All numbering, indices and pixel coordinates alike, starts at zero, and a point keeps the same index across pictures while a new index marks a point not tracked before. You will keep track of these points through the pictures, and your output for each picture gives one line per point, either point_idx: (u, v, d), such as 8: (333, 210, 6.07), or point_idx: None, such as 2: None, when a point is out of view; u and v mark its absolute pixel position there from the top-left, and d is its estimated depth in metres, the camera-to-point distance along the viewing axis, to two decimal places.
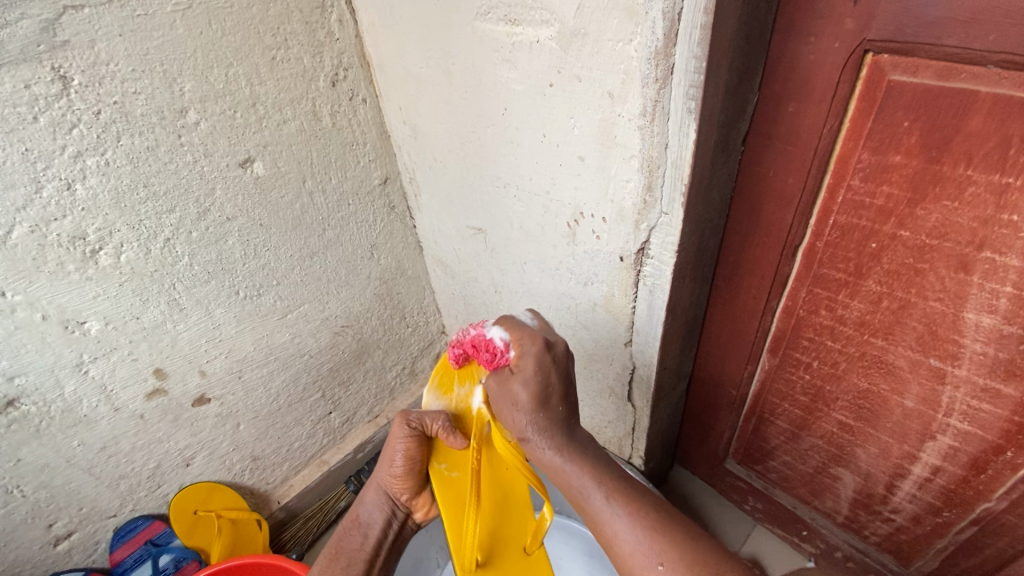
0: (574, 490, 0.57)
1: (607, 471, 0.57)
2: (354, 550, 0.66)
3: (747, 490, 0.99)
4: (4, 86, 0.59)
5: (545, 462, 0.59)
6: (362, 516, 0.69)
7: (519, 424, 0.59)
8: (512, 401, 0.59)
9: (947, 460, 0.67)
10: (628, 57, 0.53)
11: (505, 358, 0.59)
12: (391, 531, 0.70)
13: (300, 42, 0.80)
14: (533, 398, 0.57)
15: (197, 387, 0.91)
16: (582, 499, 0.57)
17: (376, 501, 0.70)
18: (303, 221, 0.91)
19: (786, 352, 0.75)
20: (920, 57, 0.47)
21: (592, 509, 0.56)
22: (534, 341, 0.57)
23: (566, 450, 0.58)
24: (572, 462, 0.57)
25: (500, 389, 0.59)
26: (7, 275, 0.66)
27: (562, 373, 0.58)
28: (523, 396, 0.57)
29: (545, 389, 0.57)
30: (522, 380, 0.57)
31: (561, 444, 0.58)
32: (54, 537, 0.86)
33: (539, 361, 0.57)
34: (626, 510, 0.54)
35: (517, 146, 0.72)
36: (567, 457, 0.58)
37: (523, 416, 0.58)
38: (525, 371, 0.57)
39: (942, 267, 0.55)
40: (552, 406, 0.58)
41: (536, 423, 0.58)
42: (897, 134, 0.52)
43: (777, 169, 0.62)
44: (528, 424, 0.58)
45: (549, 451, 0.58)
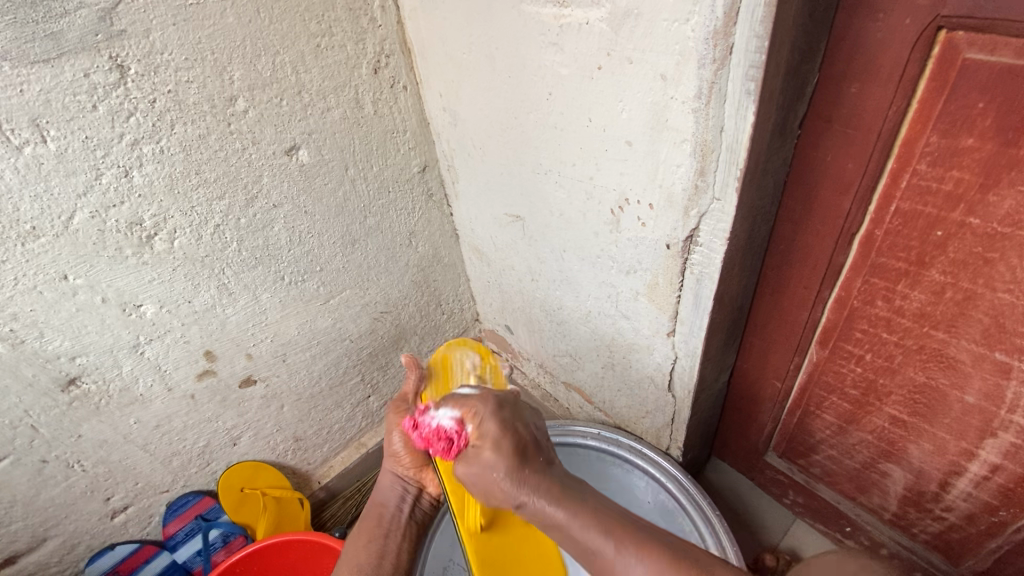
0: (584, 548, 0.49)
1: (608, 514, 0.51)
2: (375, 528, 0.69)
3: (787, 484, 0.97)
4: (65, 75, 0.61)
5: (543, 519, 0.52)
6: (379, 498, 0.72)
7: (504, 488, 0.53)
8: (487, 464, 0.54)
9: (1008, 458, 0.64)
10: (684, 37, 0.51)
11: (463, 440, 0.58)
12: (408, 508, 0.72)
13: (344, 29, 0.80)
14: (510, 457, 0.54)
15: (244, 369, 0.93)
16: (594, 557, 0.49)
17: (389, 482, 0.73)
18: (345, 208, 0.92)
19: (837, 344, 0.73)
20: (999, 34, 0.45)
21: (603, 562, 0.48)
22: (487, 403, 0.59)
23: (563, 500, 0.51)
24: (569, 510, 0.50)
25: (473, 464, 0.56)
26: (71, 259, 0.69)
27: (524, 428, 0.58)
28: (499, 465, 0.53)
29: (519, 446, 0.55)
30: (490, 443, 0.55)
31: (554, 497, 0.52)
32: (111, 509, 0.90)
33: (498, 418, 0.57)
34: (637, 553, 0.47)
35: (560, 132, 0.71)
36: (563, 507, 0.51)
37: (505, 476, 0.53)
38: (488, 437, 0.56)
39: (1014, 257, 0.53)
40: (531, 461, 0.54)
41: (524, 487, 0.52)
42: (971, 115, 0.49)
43: (836, 153, 0.59)
44: (517, 487, 0.52)
45: (545, 506, 0.51)
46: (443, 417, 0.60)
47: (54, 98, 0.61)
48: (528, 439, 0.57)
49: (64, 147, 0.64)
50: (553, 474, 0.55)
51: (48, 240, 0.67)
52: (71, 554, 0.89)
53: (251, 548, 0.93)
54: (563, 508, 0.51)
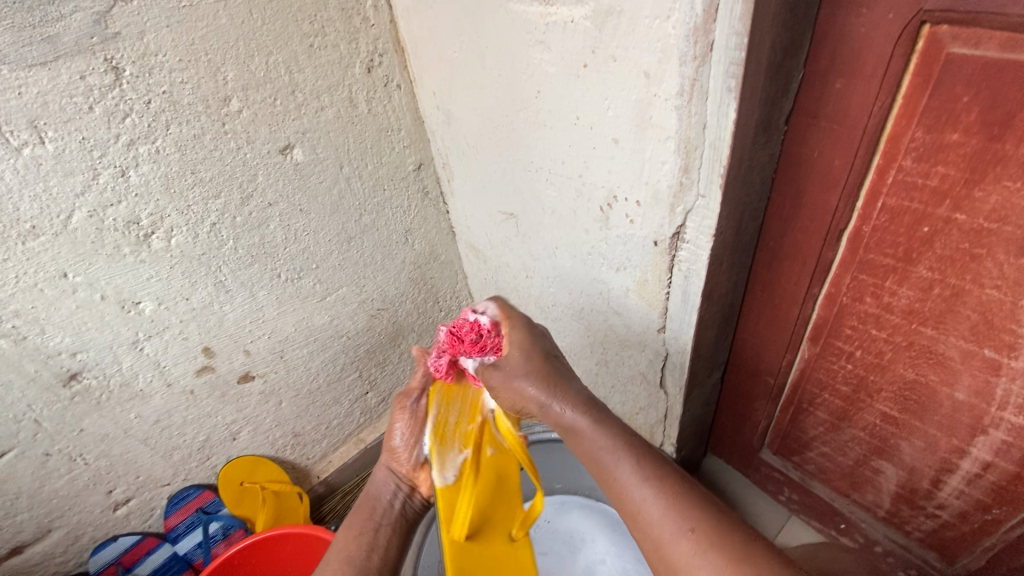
0: (593, 455, 0.53)
1: (627, 434, 0.54)
2: (364, 521, 0.64)
3: (782, 480, 0.97)
4: (61, 77, 0.63)
5: (563, 427, 0.56)
6: (372, 491, 0.67)
7: (531, 395, 0.58)
8: (515, 380, 0.59)
9: (1000, 455, 0.64)
10: (665, 34, 0.51)
11: (494, 349, 0.62)
12: (401, 504, 0.66)
13: (337, 29, 0.81)
14: (543, 369, 0.58)
15: (242, 365, 0.95)
16: (601, 465, 0.53)
17: (384, 477, 0.68)
18: (340, 206, 0.93)
19: (827, 341, 0.73)
20: (983, 28, 0.44)
21: (609, 473, 0.52)
22: (520, 326, 0.64)
23: (586, 413, 0.55)
24: (591, 422, 0.55)
25: (505, 376, 0.60)
26: (70, 258, 0.71)
27: (556, 356, 0.61)
28: (530, 376, 0.58)
29: (550, 365, 0.59)
30: (518, 364, 0.59)
31: (580, 405, 0.56)
32: (114, 502, 0.92)
33: (531, 344, 0.61)
34: (637, 471, 0.50)
35: (549, 130, 0.72)
36: (586, 416, 0.55)
37: (531, 391, 0.58)
38: (516, 358, 0.60)
39: (1000, 253, 0.52)
40: (560, 377, 0.58)
41: (554, 394, 0.57)
42: (955, 110, 0.49)
43: (823, 149, 0.59)
44: (544, 394, 0.57)
45: (566, 415, 0.56)
46: (481, 317, 0.66)
47: (50, 99, 0.63)
48: (560, 360, 0.61)
49: (61, 148, 0.65)
50: (583, 391, 0.58)
51: (47, 239, 0.68)
52: (75, 545, 0.91)
53: (246, 542, 0.94)
54: (584, 417, 0.55)
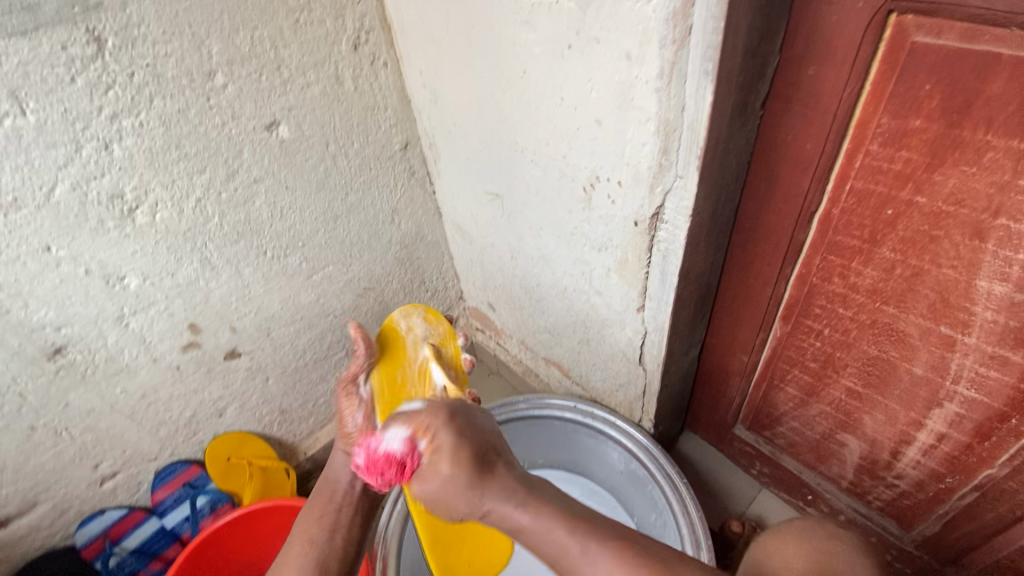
0: (546, 547, 0.51)
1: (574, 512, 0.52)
2: (325, 506, 0.71)
3: (754, 455, 1.01)
4: (43, 47, 0.62)
5: (509, 525, 0.53)
6: (332, 474, 0.75)
7: (469, 500, 0.55)
8: (444, 479, 0.55)
9: (953, 427, 0.68)
10: (646, 17, 0.53)
11: (416, 459, 0.57)
12: (362, 486, 0.74)
13: (323, 4, 0.81)
14: (468, 472, 0.55)
15: (228, 342, 0.96)
16: (556, 555, 0.50)
17: (343, 460, 0.77)
18: (326, 184, 0.94)
19: (798, 320, 0.76)
20: (945, 18, 0.46)
21: (567, 560, 0.50)
22: (438, 415, 0.59)
23: (530, 503, 0.53)
24: (534, 509, 0.52)
25: (433, 484, 0.56)
26: (53, 231, 0.71)
27: (481, 435, 0.58)
28: (456, 471, 0.55)
29: (476, 451, 0.56)
30: (447, 455, 0.55)
31: (524, 500, 0.53)
32: (100, 476, 0.93)
33: (454, 428, 0.57)
34: (602, 547, 0.48)
35: (534, 111, 0.73)
36: (528, 510, 0.53)
37: (467, 494, 0.54)
38: (442, 451, 0.56)
39: (957, 234, 0.55)
40: (488, 461, 0.56)
41: (487, 490, 0.54)
42: (918, 97, 0.51)
43: (796, 133, 0.61)
44: (482, 495, 0.54)
45: (512, 512, 0.53)
46: (391, 441, 0.58)
47: (32, 70, 0.62)
48: (478, 437, 0.58)
49: (43, 120, 0.65)
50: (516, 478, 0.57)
51: (30, 212, 0.68)
52: (62, 518, 0.92)
53: (235, 514, 0.96)
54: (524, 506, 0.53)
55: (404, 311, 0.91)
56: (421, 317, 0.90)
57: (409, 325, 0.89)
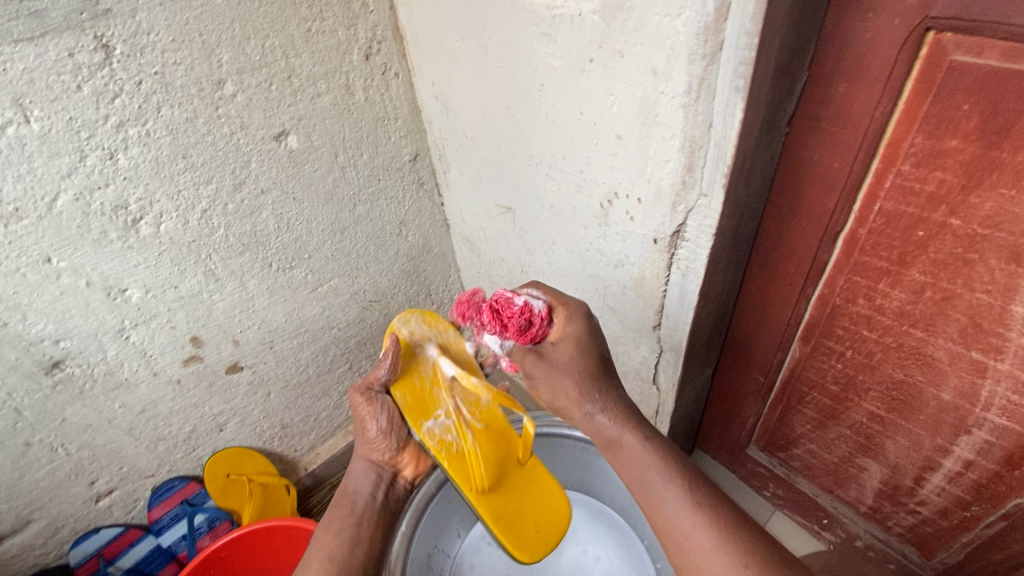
0: (635, 474, 0.57)
1: (673, 461, 0.57)
2: (345, 518, 0.70)
3: (768, 476, 0.99)
4: (49, 54, 0.60)
5: (601, 435, 0.60)
6: (351, 486, 0.74)
7: (574, 402, 0.60)
8: (561, 373, 0.61)
9: (981, 455, 0.66)
10: (675, 32, 0.51)
11: (535, 333, 0.66)
12: (383, 495, 0.75)
13: (335, 14, 0.79)
14: (593, 363, 0.62)
15: (230, 355, 0.93)
16: (642, 482, 0.56)
17: (363, 470, 0.75)
18: (334, 195, 0.92)
19: (819, 341, 0.74)
20: (986, 37, 0.45)
21: (646, 493, 0.56)
22: (570, 315, 0.66)
23: (624, 424, 0.59)
24: (639, 438, 0.58)
25: (548, 372, 0.62)
26: (54, 242, 0.68)
27: (599, 352, 0.63)
28: (572, 377, 0.60)
29: (592, 368, 0.61)
30: (566, 356, 0.62)
31: (621, 421, 0.59)
32: (96, 493, 0.90)
33: (578, 343, 0.63)
34: (680, 492, 0.54)
35: (552, 124, 0.71)
36: (626, 431, 0.59)
37: (572, 381, 0.60)
38: (566, 353, 0.63)
39: (993, 257, 0.53)
40: (611, 388, 0.61)
41: (591, 397, 0.60)
42: (955, 117, 0.50)
43: (823, 152, 0.60)
44: (591, 405, 0.60)
45: (608, 425, 0.59)
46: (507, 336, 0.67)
47: (37, 77, 0.60)
48: (604, 359, 0.63)
49: (47, 128, 0.63)
50: (625, 403, 0.61)
51: (31, 222, 0.66)
52: (55, 537, 0.89)
53: (235, 534, 0.94)
54: (630, 429, 0.59)
55: (401, 317, 0.86)
56: (419, 321, 0.86)
57: (410, 330, 0.85)
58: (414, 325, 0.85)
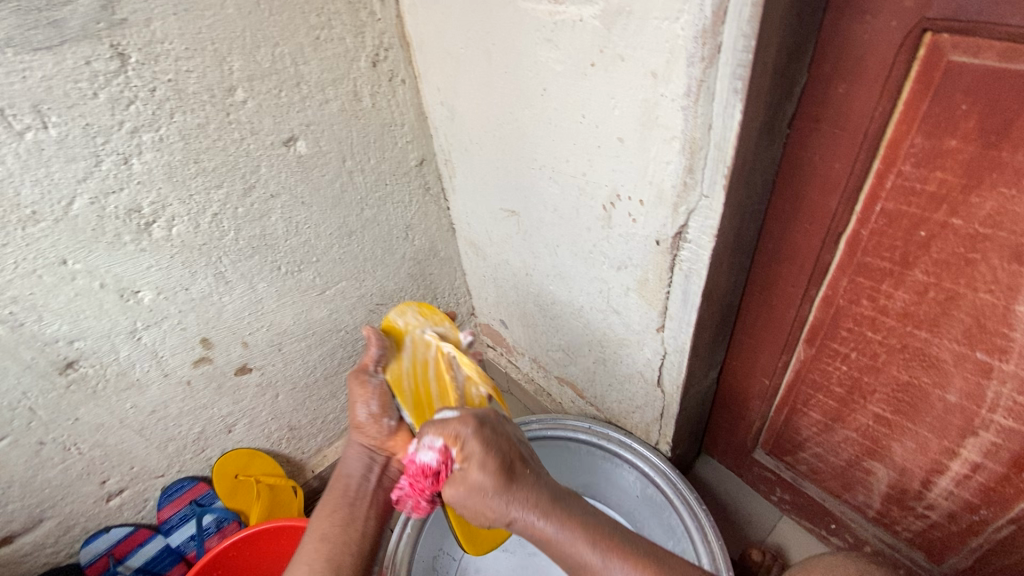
0: (573, 559, 0.53)
1: (602, 527, 0.54)
2: (338, 499, 0.70)
3: (774, 480, 0.98)
4: (66, 62, 0.62)
5: (535, 535, 0.54)
6: (345, 470, 0.73)
7: (494, 504, 0.54)
8: (477, 484, 0.54)
9: (989, 457, 0.65)
10: (674, 35, 0.52)
11: (449, 468, 0.56)
12: (376, 477, 0.73)
13: (343, 22, 0.81)
14: (488, 471, 0.54)
15: (240, 357, 0.94)
16: (580, 566, 0.52)
17: (357, 454, 0.75)
18: (342, 200, 0.93)
19: (823, 342, 0.74)
20: (983, 37, 0.45)
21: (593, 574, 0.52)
22: (466, 423, 0.56)
23: (553, 516, 0.54)
24: (564, 526, 0.53)
25: (461, 487, 0.55)
26: (69, 244, 0.70)
27: (510, 442, 0.57)
28: (488, 482, 0.53)
29: (507, 464, 0.55)
30: (477, 465, 0.54)
31: (545, 509, 0.54)
32: (107, 492, 0.91)
33: (482, 438, 0.55)
34: (626, 567, 0.51)
35: (555, 128, 0.72)
36: (559, 523, 0.53)
37: (493, 488, 0.53)
38: (474, 458, 0.54)
39: (995, 257, 0.53)
40: (530, 480, 0.55)
41: (512, 497, 0.53)
42: (954, 117, 0.50)
43: (824, 153, 0.60)
44: (507, 503, 0.53)
45: (537, 522, 0.53)
46: (426, 452, 0.56)
47: (55, 84, 0.63)
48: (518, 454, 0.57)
49: (64, 133, 0.65)
50: (545, 489, 0.56)
51: (48, 225, 0.68)
52: (67, 535, 0.90)
53: (243, 534, 0.94)
54: (546, 521, 0.53)
55: (397, 310, 0.86)
56: (414, 313, 0.85)
57: (405, 321, 0.84)
58: (409, 318, 0.85)
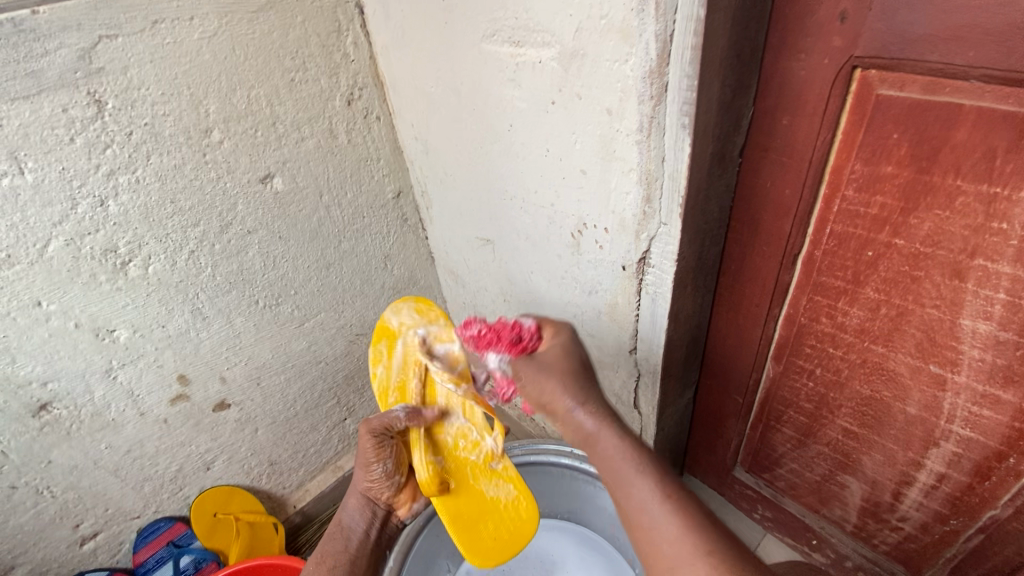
0: (609, 466, 0.56)
1: (653, 463, 0.55)
2: (340, 552, 0.73)
3: (755, 498, 0.99)
4: (43, 110, 0.64)
5: (579, 431, 0.60)
6: (345, 521, 0.76)
7: (549, 366, 0.65)
8: (548, 370, 0.65)
9: (952, 467, 0.67)
10: (624, 76, 0.55)
11: (533, 340, 0.70)
12: (375, 533, 0.78)
13: (318, 64, 0.84)
14: (570, 368, 0.64)
15: (218, 393, 0.94)
16: (616, 477, 0.55)
17: (358, 506, 0.78)
18: (320, 234, 0.95)
19: (789, 360, 0.76)
20: (906, 73, 0.49)
21: (620, 481, 0.55)
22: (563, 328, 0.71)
23: (604, 422, 0.59)
24: (614, 433, 0.58)
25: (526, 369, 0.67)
26: (44, 286, 0.71)
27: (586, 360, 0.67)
28: (557, 368, 0.64)
29: (579, 364, 0.65)
30: (554, 355, 0.67)
31: (602, 416, 0.59)
32: (80, 537, 0.89)
33: (563, 341, 0.69)
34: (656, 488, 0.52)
35: (522, 161, 0.75)
36: (607, 428, 0.58)
37: (559, 367, 0.64)
38: (555, 352, 0.67)
39: (937, 274, 0.56)
40: (589, 384, 0.63)
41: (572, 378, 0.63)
42: (888, 146, 0.53)
43: (774, 180, 0.63)
44: (562, 382, 0.62)
45: (588, 419, 0.59)
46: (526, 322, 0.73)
47: (31, 131, 0.64)
48: (584, 364, 0.66)
49: (41, 178, 0.66)
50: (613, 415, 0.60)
51: (22, 268, 0.68)
52: None
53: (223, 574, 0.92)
54: (601, 420, 0.59)
55: (394, 307, 0.89)
56: (411, 308, 0.88)
57: (400, 321, 0.88)
58: (406, 314, 0.88)
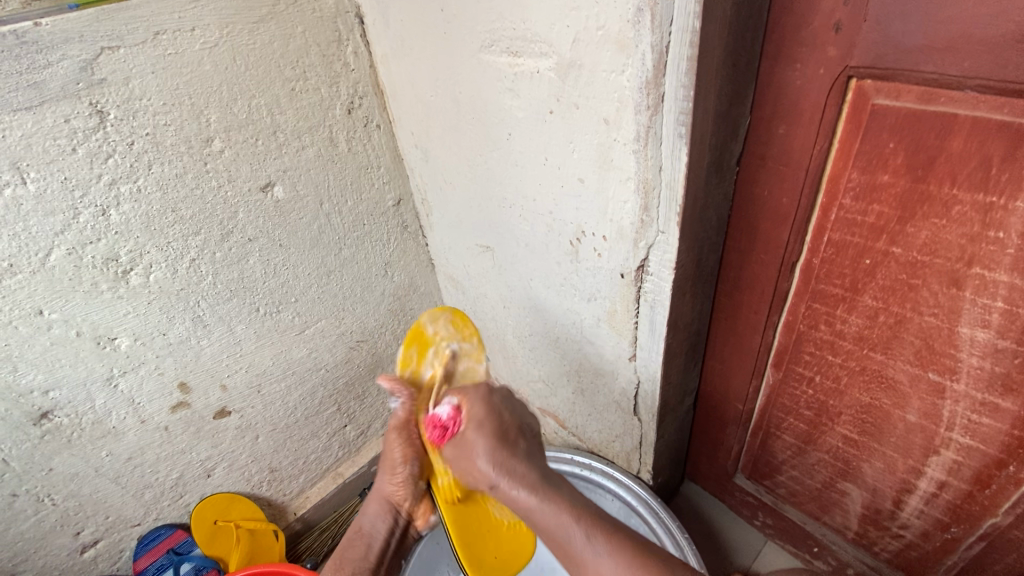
0: (554, 531, 0.56)
1: (599, 518, 0.55)
2: (357, 560, 0.71)
3: (756, 505, 0.99)
4: (46, 121, 0.65)
5: (516, 504, 0.59)
6: (365, 527, 0.74)
7: (477, 442, 0.61)
8: (472, 445, 0.62)
9: (952, 475, 0.67)
10: (621, 86, 0.56)
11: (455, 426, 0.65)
12: (394, 541, 0.75)
13: (318, 73, 0.85)
14: (492, 436, 0.61)
15: (218, 401, 0.95)
16: (563, 540, 0.55)
17: (377, 511, 0.75)
18: (320, 241, 0.95)
19: (789, 366, 0.76)
20: (901, 82, 0.49)
21: (569, 547, 0.54)
22: (477, 390, 0.67)
23: (539, 487, 0.58)
24: (548, 499, 0.57)
25: (456, 451, 0.64)
26: (46, 295, 0.71)
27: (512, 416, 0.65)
28: (482, 444, 0.61)
29: (501, 430, 0.62)
30: (477, 425, 0.63)
31: (533, 483, 0.59)
32: (81, 544, 0.89)
33: (488, 405, 0.65)
34: (606, 545, 0.52)
35: (521, 169, 0.75)
36: (543, 496, 0.57)
37: (481, 445, 0.61)
38: (478, 420, 0.63)
39: (934, 282, 0.56)
40: (515, 449, 0.61)
41: (498, 449, 0.60)
42: (884, 154, 0.54)
43: (772, 188, 0.64)
44: (490, 459, 0.60)
45: (521, 491, 0.58)
46: (444, 406, 0.67)
47: (34, 142, 0.65)
48: (508, 423, 0.64)
49: (43, 188, 0.67)
50: (546, 475, 0.60)
51: (24, 277, 0.69)
52: None
53: None
54: (535, 489, 0.58)
55: (431, 314, 0.84)
56: (447, 321, 0.84)
57: (435, 330, 0.83)
58: (441, 325, 0.83)
